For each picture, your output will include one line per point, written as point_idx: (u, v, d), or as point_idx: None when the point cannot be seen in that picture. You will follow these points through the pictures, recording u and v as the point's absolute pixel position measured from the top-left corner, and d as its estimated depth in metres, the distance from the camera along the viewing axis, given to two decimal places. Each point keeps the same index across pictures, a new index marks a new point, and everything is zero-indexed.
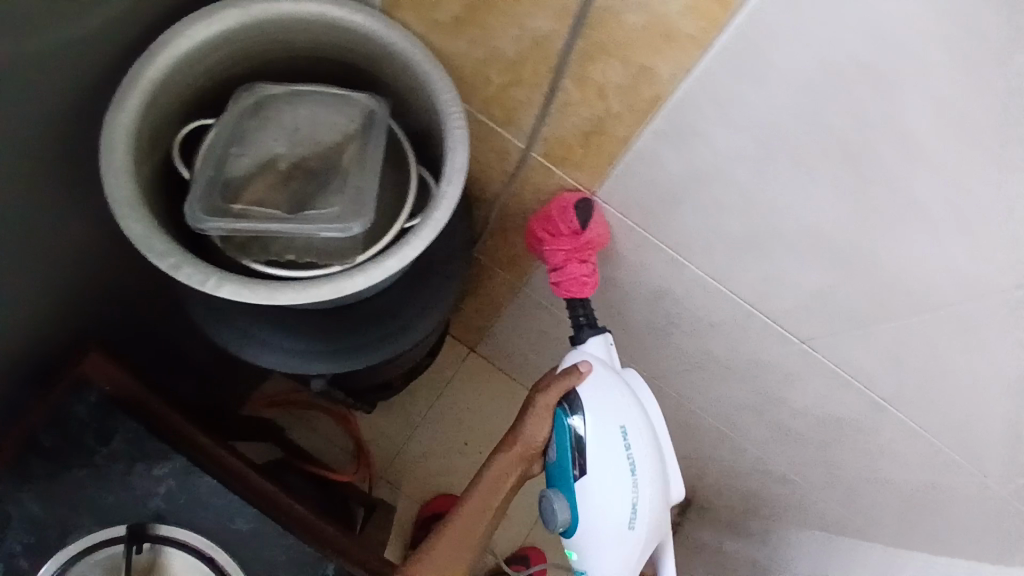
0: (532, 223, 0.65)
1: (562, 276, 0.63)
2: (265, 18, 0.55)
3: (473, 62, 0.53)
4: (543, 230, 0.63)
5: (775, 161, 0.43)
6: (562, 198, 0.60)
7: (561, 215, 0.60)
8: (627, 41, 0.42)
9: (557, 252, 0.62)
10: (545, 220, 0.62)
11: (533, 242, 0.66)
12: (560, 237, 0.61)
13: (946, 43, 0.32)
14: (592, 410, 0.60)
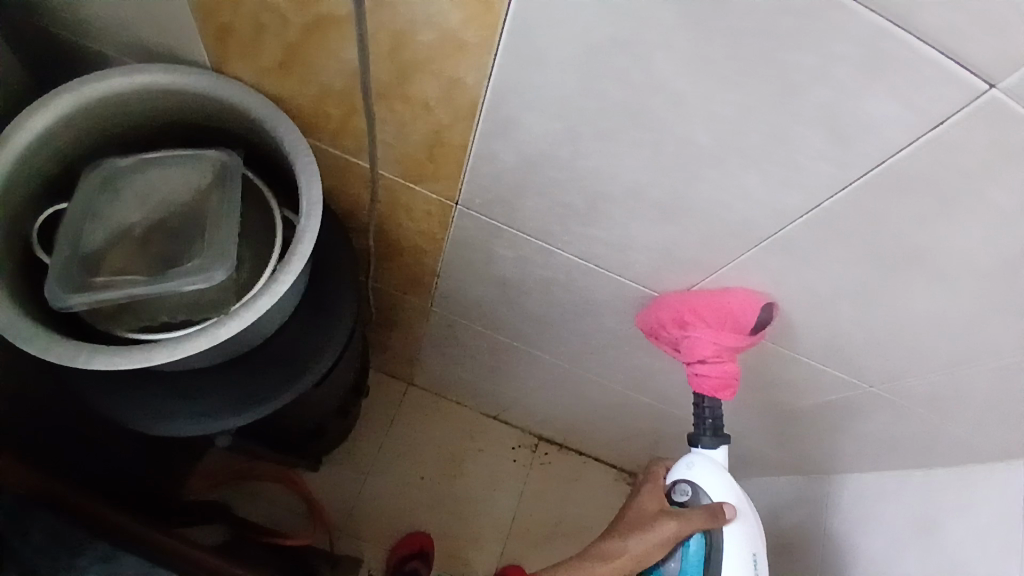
0: (683, 304, 0.64)
1: (714, 372, 0.66)
2: (101, 97, 0.55)
3: (308, 99, 0.56)
4: (700, 316, 0.64)
5: (584, 137, 0.49)
6: (749, 295, 0.62)
7: (741, 313, 0.62)
8: (431, 57, 0.46)
9: (711, 345, 0.64)
10: (712, 308, 0.63)
11: (669, 321, 0.66)
12: (727, 331, 0.63)
13: (674, 6, 0.36)
14: (730, 539, 0.65)
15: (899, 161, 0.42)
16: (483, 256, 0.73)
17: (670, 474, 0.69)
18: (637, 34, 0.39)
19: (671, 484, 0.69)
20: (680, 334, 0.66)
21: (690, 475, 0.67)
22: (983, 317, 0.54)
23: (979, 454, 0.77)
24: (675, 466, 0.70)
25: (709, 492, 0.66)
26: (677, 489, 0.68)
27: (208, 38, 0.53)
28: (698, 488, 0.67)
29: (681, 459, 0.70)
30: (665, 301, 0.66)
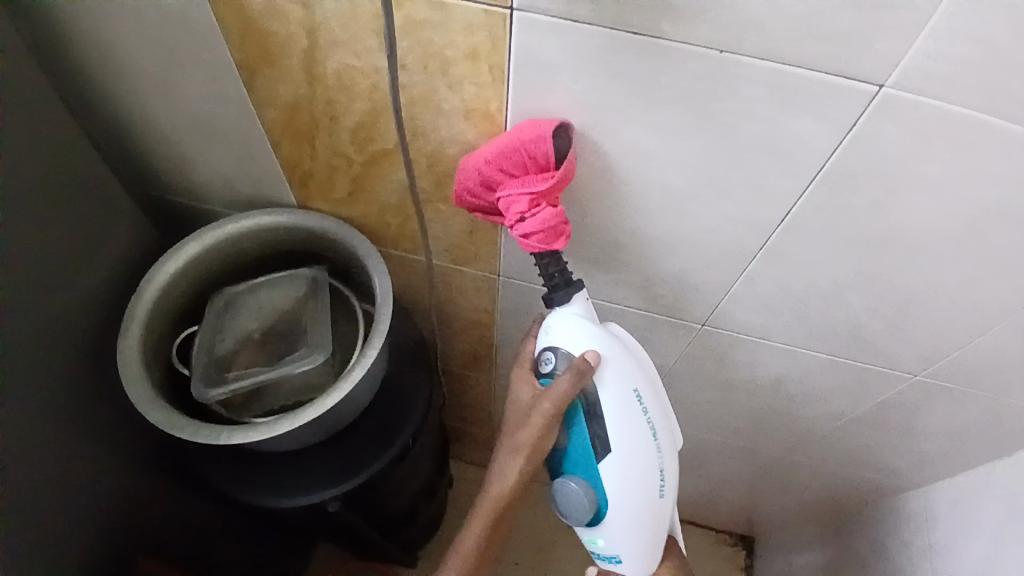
0: (481, 161, 0.55)
1: (534, 226, 0.55)
2: (219, 241, 0.73)
3: (372, 214, 0.71)
4: (501, 169, 0.55)
5: (586, 200, 0.61)
6: (535, 125, 0.52)
7: (536, 151, 0.52)
8: (458, 165, 0.61)
9: (523, 197, 0.55)
10: (506, 156, 0.54)
11: (478, 186, 0.57)
12: (532, 175, 0.54)
13: (623, 91, 0.49)
14: (607, 388, 0.60)
15: (836, 163, 0.51)
16: (530, 319, 0.84)
17: (538, 344, 0.64)
18: (602, 115, 0.51)
19: (538, 356, 0.63)
20: (493, 195, 0.57)
21: (551, 341, 0.62)
22: (977, 278, 0.60)
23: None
24: (540, 336, 0.64)
25: (571, 350, 0.60)
26: (543, 359, 0.62)
27: (296, 183, 0.70)
28: (563, 350, 0.61)
29: (546, 325, 0.64)
30: (463, 168, 0.57)
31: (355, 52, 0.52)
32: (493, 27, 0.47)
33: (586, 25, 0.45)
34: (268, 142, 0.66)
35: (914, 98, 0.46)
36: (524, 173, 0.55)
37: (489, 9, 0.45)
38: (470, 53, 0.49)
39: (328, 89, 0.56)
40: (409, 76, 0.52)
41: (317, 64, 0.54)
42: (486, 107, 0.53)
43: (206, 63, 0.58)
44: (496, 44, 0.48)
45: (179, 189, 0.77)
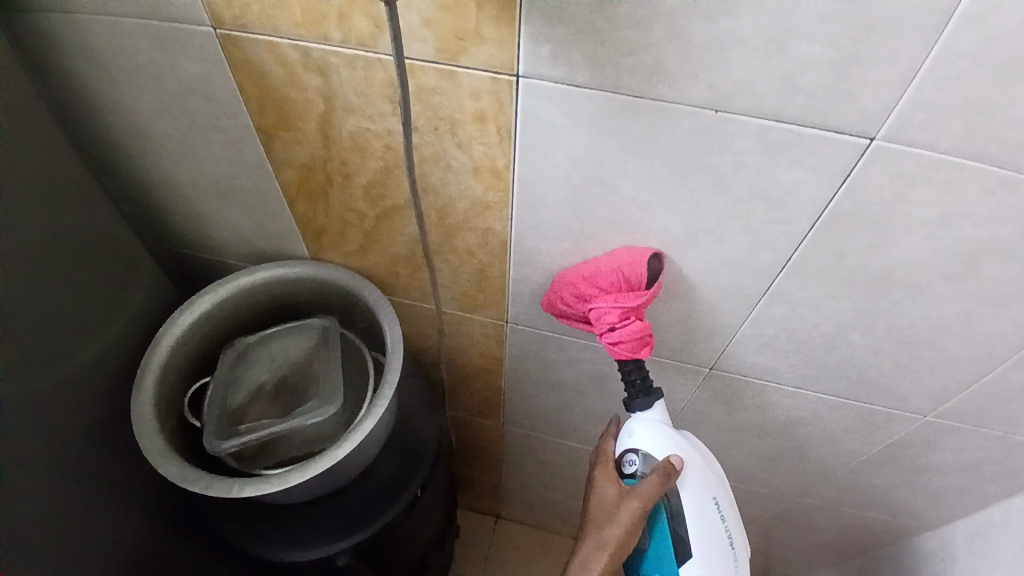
0: (578, 277, 0.63)
1: (623, 336, 0.61)
2: (233, 294, 0.75)
3: (382, 265, 0.73)
4: (596, 285, 0.62)
5: (591, 249, 0.63)
6: (633, 251, 0.60)
7: (631, 274, 0.59)
8: (466, 218, 0.63)
9: (614, 311, 0.61)
10: (603, 274, 0.61)
11: (571, 297, 0.64)
12: (625, 293, 0.60)
13: (623, 147, 0.51)
14: (689, 493, 0.64)
15: (832, 210, 0.53)
16: (539, 364, 0.85)
17: (617, 447, 0.67)
18: (605, 169, 0.54)
19: (619, 459, 0.66)
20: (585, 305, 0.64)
21: (634, 443, 0.65)
22: (977, 316, 0.61)
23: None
24: (619, 438, 0.68)
25: (654, 454, 0.64)
26: (626, 460, 0.66)
27: (310, 238, 0.73)
28: (647, 454, 0.65)
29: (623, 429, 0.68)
30: (561, 279, 0.65)
31: (367, 116, 0.55)
32: (497, 92, 0.49)
33: (587, 88, 0.47)
34: (284, 200, 0.68)
35: (905, 147, 0.47)
36: (616, 290, 0.61)
37: (495, 75, 0.48)
38: (477, 115, 0.52)
39: (342, 149, 0.59)
40: (419, 136, 0.55)
41: (331, 126, 0.57)
42: (492, 163, 0.56)
43: (226, 128, 0.62)
44: (501, 106, 0.50)
45: (195, 244, 0.80)
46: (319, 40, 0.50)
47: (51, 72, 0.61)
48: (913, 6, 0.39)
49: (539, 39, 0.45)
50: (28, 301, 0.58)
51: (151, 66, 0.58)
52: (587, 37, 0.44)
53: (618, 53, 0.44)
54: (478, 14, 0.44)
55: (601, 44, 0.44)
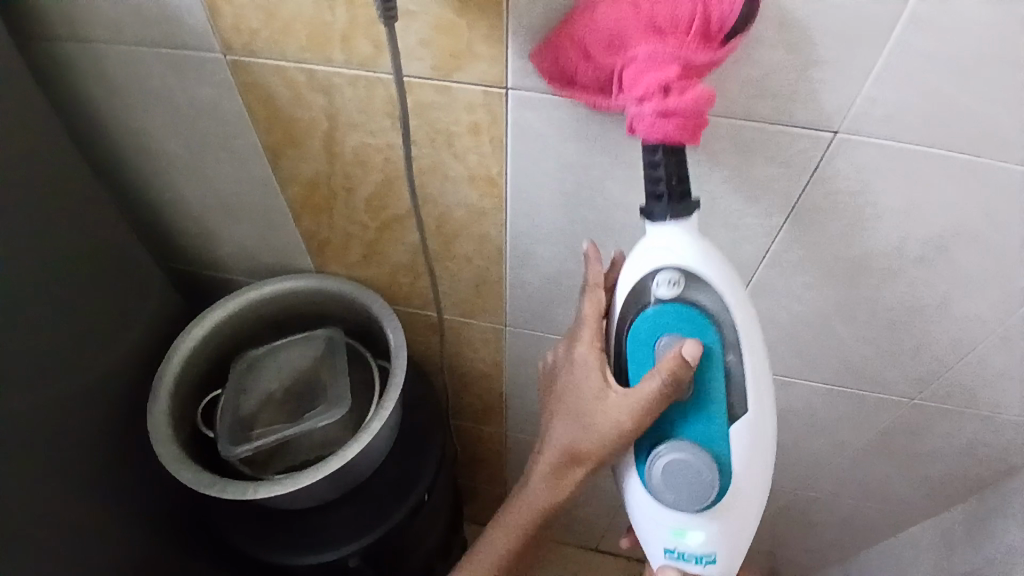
0: (626, 5, 0.44)
1: (683, 97, 0.43)
2: (242, 307, 0.78)
3: (384, 274, 0.77)
4: (648, 21, 0.44)
5: (583, 249, 0.66)
6: None
7: (716, 9, 0.43)
8: (464, 225, 0.66)
9: (670, 59, 0.44)
10: (669, 5, 0.44)
11: (597, 44, 0.46)
12: (692, 38, 0.44)
13: (608, 152, 0.55)
14: (744, 329, 0.49)
15: (804, 204, 0.57)
16: (538, 367, 0.88)
17: (642, 269, 0.50)
18: (592, 173, 0.58)
19: (638, 292, 0.50)
20: (619, 58, 0.46)
21: (677, 260, 0.48)
22: (950, 299, 0.65)
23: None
24: (636, 254, 0.50)
25: (692, 270, 0.48)
26: (652, 288, 0.49)
27: (315, 249, 0.76)
28: (690, 271, 0.48)
29: (640, 243, 0.50)
30: (592, 11, 0.45)
31: (369, 131, 0.59)
32: (490, 104, 0.53)
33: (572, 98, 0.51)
34: (290, 214, 0.72)
35: (864, 139, 0.51)
36: (678, 33, 0.44)
37: (488, 89, 0.52)
38: (472, 126, 0.55)
39: (346, 164, 0.63)
40: (418, 149, 0.59)
41: (335, 142, 0.61)
42: (487, 172, 0.60)
43: (234, 147, 0.65)
44: (493, 118, 0.54)
45: (204, 261, 0.83)
46: (323, 61, 0.54)
47: (70, 100, 0.65)
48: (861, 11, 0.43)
49: (528, 54, 0.49)
50: (47, 316, 0.61)
51: (165, 93, 0.62)
52: None
53: None
54: (470, 33, 0.48)
55: None
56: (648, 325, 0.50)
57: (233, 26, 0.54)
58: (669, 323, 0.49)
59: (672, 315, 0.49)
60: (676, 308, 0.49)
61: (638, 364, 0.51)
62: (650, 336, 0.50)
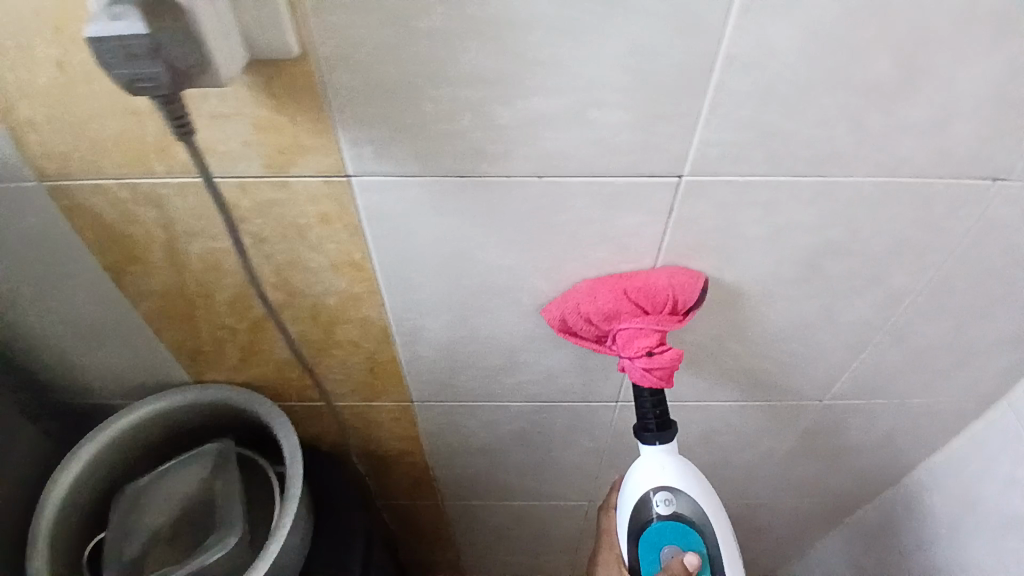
0: (618, 294, 0.58)
1: (659, 361, 0.58)
2: (116, 436, 0.70)
3: (270, 373, 0.71)
4: (635, 304, 0.58)
5: (471, 318, 0.64)
6: (683, 274, 0.59)
7: (682, 297, 0.58)
8: (340, 312, 0.62)
9: (649, 334, 0.58)
10: (650, 294, 0.58)
11: (597, 316, 0.59)
12: (666, 314, 0.58)
13: (469, 222, 0.53)
14: (720, 534, 0.64)
15: (672, 243, 0.57)
16: (458, 437, 0.84)
17: (641, 486, 0.64)
18: (462, 245, 0.56)
19: (643, 506, 0.64)
20: (612, 326, 0.60)
21: (667, 481, 0.63)
22: (832, 307, 0.67)
23: (964, 405, 0.83)
24: (638, 474, 0.65)
25: (680, 489, 0.63)
26: (653, 504, 0.63)
27: (186, 360, 0.70)
28: (678, 490, 0.63)
29: (637, 461, 0.66)
30: (594, 294, 0.59)
31: (212, 236, 0.55)
32: (335, 193, 0.50)
33: (417, 176, 0.49)
34: (152, 330, 0.66)
35: (710, 177, 0.52)
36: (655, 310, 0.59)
37: (328, 178, 0.49)
38: (322, 218, 0.52)
39: (196, 272, 0.58)
40: (271, 246, 0.55)
41: (180, 252, 0.56)
42: (351, 258, 0.56)
43: (73, 274, 0.59)
44: (342, 206, 0.52)
45: (69, 393, 0.75)
46: (147, 174, 0.50)
47: None
48: (677, 63, 0.44)
49: (360, 141, 0.47)
50: None
51: None
52: (405, 133, 0.46)
53: (439, 144, 0.47)
54: (295, 128, 0.46)
55: (419, 138, 0.46)
56: (654, 537, 0.63)
57: (36, 151, 0.49)
58: (671, 535, 0.63)
59: (673, 530, 0.63)
60: (674, 523, 0.63)
61: (648, 562, 0.64)
62: (658, 546, 0.63)
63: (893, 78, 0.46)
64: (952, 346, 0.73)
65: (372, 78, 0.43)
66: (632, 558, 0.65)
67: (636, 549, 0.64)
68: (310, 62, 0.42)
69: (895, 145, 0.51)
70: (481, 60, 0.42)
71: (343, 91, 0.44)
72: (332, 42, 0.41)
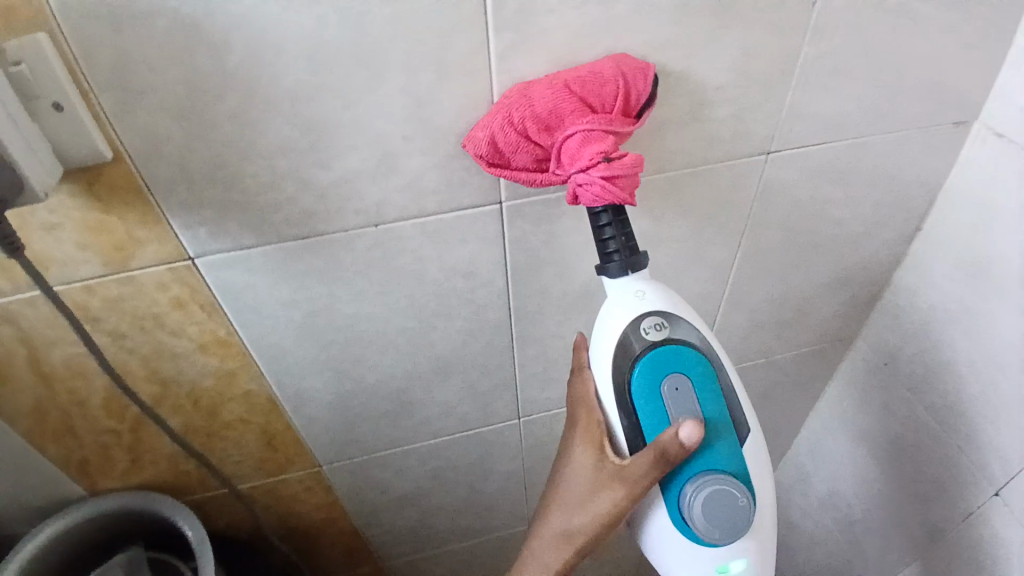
0: (558, 89, 0.49)
1: (619, 162, 0.48)
2: (26, 564, 0.65)
3: (166, 469, 0.71)
4: (580, 99, 0.49)
5: (350, 368, 0.67)
6: (628, 61, 0.50)
7: (633, 86, 0.50)
8: (220, 391, 0.64)
9: (601, 132, 0.49)
10: (596, 85, 0.49)
11: (534, 123, 0.49)
12: (617, 113, 0.50)
13: (319, 278, 0.58)
14: (720, 354, 0.56)
15: (514, 260, 0.63)
16: (377, 490, 0.84)
17: (625, 318, 0.55)
18: (319, 300, 0.59)
19: (634, 336, 0.54)
20: (556, 135, 0.50)
21: (653, 307, 0.54)
22: (674, 287, 0.75)
23: (820, 349, 0.94)
24: (618, 305, 0.55)
25: (670, 310, 0.55)
26: (645, 330, 0.54)
27: (74, 474, 0.68)
28: (667, 314, 0.55)
29: (610, 296, 0.56)
30: (530, 96, 0.49)
31: (72, 341, 0.56)
32: (184, 278, 0.54)
33: (258, 246, 0.54)
34: (32, 450, 0.63)
35: (526, 199, 0.59)
36: (603, 110, 0.50)
37: (171, 265, 0.53)
38: (175, 302, 0.56)
39: (65, 381, 0.59)
40: (132, 340, 0.57)
41: (44, 366, 0.57)
42: (215, 335, 0.59)
43: None
44: (193, 288, 0.55)
45: None
46: None
47: None
48: (460, 108, 0.51)
49: (191, 224, 0.51)
50: None
51: None
52: (234, 208, 0.51)
53: (268, 212, 0.52)
54: (125, 223, 0.49)
55: (246, 210, 0.51)
56: (651, 373, 0.53)
57: None
58: (671, 365, 0.54)
59: (672, 359, 0.54)
60: (671, 350, 0.54)
61: (648, 407, 0.54)
62: (657, 382, 0.53)
63: None
64: (790, 299, 0.83)
65: (188, 163, 0.48)
66: (627, 408, 0.55)
67: (631, 396, 0.54)
68: (124, 161, 0.46)
69: (670, 137, 0.59)
70: (288, 130, 0.48)
71: (163, 182, 0.48)
72: (142, 140, 0.46)
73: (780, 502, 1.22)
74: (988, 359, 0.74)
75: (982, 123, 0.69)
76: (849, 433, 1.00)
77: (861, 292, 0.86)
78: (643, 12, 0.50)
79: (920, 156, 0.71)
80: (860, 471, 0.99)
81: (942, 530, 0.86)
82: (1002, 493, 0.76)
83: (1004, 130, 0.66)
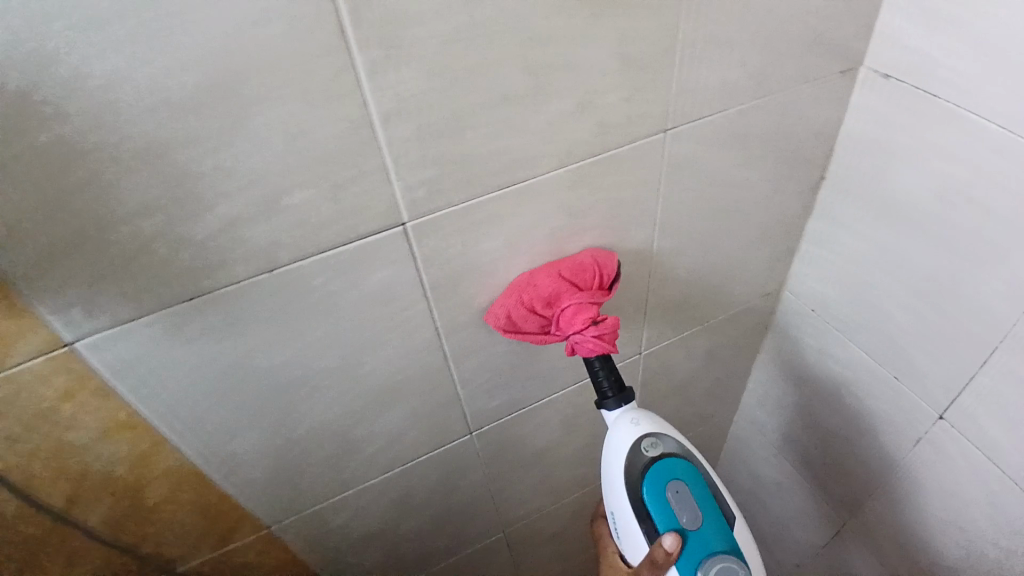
0: (554, 278, 0.64)
1: (602, 326, 0.62)
2: None
3: (98, 567, 0.65)
4: (570, 283, 0.64)
5: (279, 422, 0.63)
6: (600, 254, 0.67)
7: (607, 270, 0.66)
8: (140, 475, 0.59)
9: (587, 302, 0.62)
10: (580, 272, 0.65)
11: (539, 303, 0.63)
12: (597, 289, 0.65)
13: (221, 336, 0.53)
14: (702, 461, 0.70)
15: (431, 280, 0.61)
16: (338, 536, 0.80)
17: (628, 438, 0.66)
18: (226, 359, 0.55)
19: (637, 451, 0.66)
20: (554, 309, 0.64)
21: (649, 427, 0.67)
22: None
23: (752, 306, 0.96)
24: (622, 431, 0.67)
25: (661, 428, 0.68)
26: (645, 446, 0.66)
27: None
28: (660, 432, 0.67)
29: (611, 429, 0.69)
30: (534, 283, 0.64)
31: None
32: (68, 367, 0.49)
33: (143, 317, 0.49)
34: None
35: (430, 216, 0.56)
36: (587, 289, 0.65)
37: (49, 355, 0.48)
38: (64, 393, 0.50)
39: None
40: (25, 443, 0.52)
41: None
42: (118, 419, 0.54)
43: None
44: (81, 375, 0.50)
45: None
46: None
47: None
48: (338, 136, 0.47)
49: (62, 308, 0.46)
50: None
51: None
52: (108, 282, 0.46)
53: (149, 279, 0.47)
54: None
55: (122, 282, 0.47)
56: (655, 482, 0.65)
57: None
58: (669, 472, 0.66)
59: (668, 466, 0.66)
60: (666, 461, 0.66)
61: (656, 509, 0.65)
62: (660, 488, 0.65)
63: (533, 82, 0.52)
64: (716, 265, 0.84)
65: (41, 243, 0.43)
66: (641, 511, 0.65)
67: (642, 504, 0.65)
68: None
69: (568, 131, 0.58)
70: (151, 189, 0.44)
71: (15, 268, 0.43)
72: None
73: (743, 454, 1.25)
74: (906, 292, 0.77)
75: (868, 68, 0.71)
76: (793, 383, 1.03)
77: (780, 245, 0.88)
78: (514, 8, 0.48)
79: (813, 108, 0.73)
80: (810, 417, 1.02)
81: (891, 481, 0.91)
82: (947, 415, 0.78)
83: (889, 71, 0.68)
